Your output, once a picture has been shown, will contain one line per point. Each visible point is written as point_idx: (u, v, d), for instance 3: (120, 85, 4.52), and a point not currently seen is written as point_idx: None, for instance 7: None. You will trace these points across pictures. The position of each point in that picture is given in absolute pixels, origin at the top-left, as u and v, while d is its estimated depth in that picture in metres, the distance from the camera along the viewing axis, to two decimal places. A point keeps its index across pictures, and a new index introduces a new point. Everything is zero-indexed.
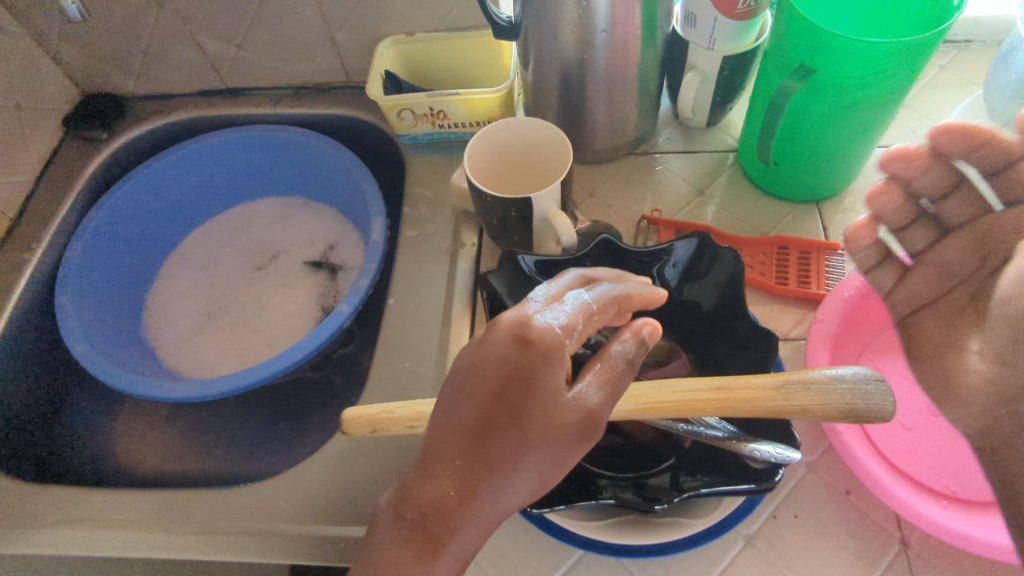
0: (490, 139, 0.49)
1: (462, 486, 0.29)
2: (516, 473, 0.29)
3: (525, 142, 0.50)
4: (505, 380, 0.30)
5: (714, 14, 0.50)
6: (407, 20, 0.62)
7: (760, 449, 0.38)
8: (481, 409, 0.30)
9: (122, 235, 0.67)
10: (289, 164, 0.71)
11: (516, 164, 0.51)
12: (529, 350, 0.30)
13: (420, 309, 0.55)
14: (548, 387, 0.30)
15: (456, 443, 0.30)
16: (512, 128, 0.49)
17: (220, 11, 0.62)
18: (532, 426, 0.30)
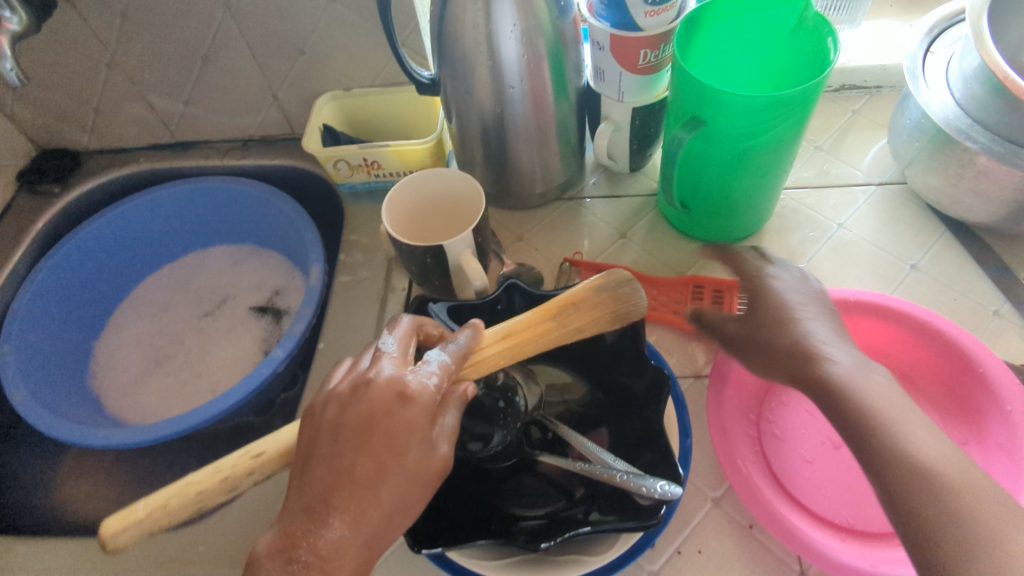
0: (410, 190, 0.52)
1: (352, 524, 0.31)
2: (397, 508, 0.32)
3: (443, 192, 0.52)
4: (384, 424, 0.33)
5: (618, 69, 0.53)
6: (344, 77, 0.65)
7: (646, 484, 0.38)
8: (367, 453, 0.33)
9: (71, 285, 0.69)
10: (237, 214, 0.74)
11: (437, 213, 0.54)
12: (407, 403, 0.34)
13: (350, 352, 0.57)
14: (422, 429, 0.34)
15: (342, 483, 0.32)
16: (429, 180, 0.52)
17: (167, 71, 0.65)
18: (410, 478, 0.33)
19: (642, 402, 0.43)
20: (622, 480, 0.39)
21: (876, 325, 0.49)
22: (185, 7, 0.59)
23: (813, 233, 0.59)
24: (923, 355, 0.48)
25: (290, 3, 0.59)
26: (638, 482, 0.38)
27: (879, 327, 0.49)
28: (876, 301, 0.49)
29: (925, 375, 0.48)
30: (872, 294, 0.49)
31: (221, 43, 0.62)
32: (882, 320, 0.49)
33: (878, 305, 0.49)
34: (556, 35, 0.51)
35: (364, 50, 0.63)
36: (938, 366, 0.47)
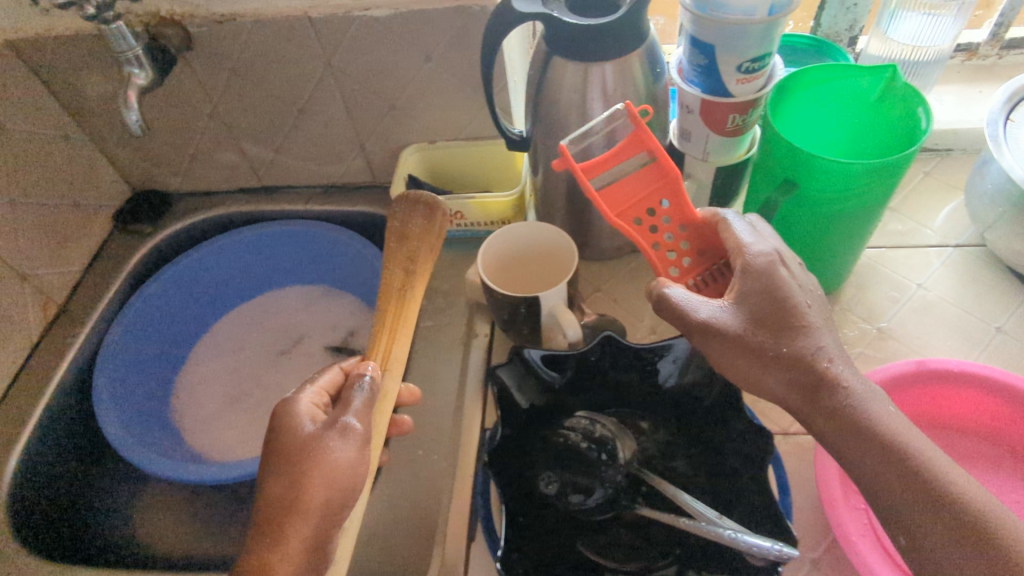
0: (502, 242, 0.54)
1: (270, 523, 0.39)
2: (306, 494, 0.40)
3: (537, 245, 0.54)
4: (274, 445, 0.42)
5: (705, 131, 0.55)
6: (430, 131, 0.68)
7: (754, 542, 0.38)
8: (268, 472, 0.41)
9: (157, 321, 0.71)
10: (316, 257, 0.76)
11: (530, 262, 0.56)
12: (280, 419, 0.43)
13: (434, 399, 0.58)
14: (305, 422, 0.42)
15: (263, 501, 0.40)
16: (526, 233, 0.54)
17: (263, 121, 0.68)
18: (305, 464, 0.40)
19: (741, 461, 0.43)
20: (733, 540, 0.39)
21: (983, 397, 0.49)
22: (289, 64, 0.62)
23: (893, 292, 0.60)
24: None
25: (387, 62, 0.62)
26: (748, 541, 0.38)
27: (986, 399, 0.49)
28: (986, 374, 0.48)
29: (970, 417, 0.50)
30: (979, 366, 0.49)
31: (317, 96, 0.65)
32: (987, 393, 0.49)
33: (989, 380, 0.48)
34: (648, 98, 0.54)
35: (452, 106, 0.65)
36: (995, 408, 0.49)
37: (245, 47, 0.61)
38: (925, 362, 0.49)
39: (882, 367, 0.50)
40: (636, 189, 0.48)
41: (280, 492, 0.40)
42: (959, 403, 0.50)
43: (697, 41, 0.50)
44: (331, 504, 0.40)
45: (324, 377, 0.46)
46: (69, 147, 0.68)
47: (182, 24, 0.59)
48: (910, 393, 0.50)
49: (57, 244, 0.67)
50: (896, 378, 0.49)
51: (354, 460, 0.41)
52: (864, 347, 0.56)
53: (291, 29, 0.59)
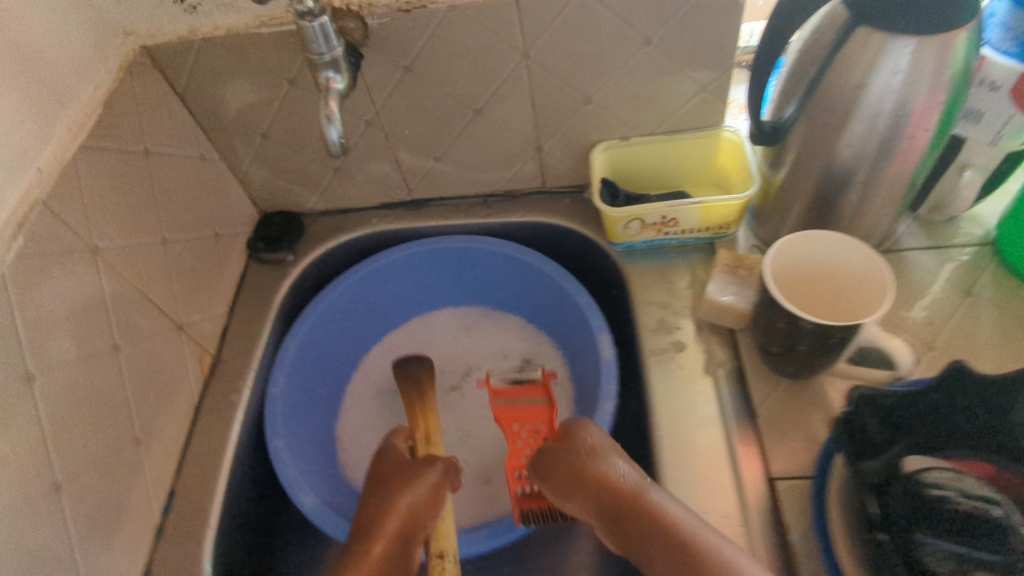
0: (846, 251, 0.45)
1: (371, 530, 0.46)
2: (396, 508, 0.47)
3: (826, 265, 0.46)
4: (371, 479, 0.51)
5: (1009, 111, 0.46)
6: (624, 126, 0.59)
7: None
8: (365, 494, 0.49)
9: (316, 364, 0.63)
10: (478, 277, 0.68)
11: (812, 284, 0.48)
12: (378, 465, 0.52)
13: (687, 442, 0.51)
14: (392, 457, 0.52)
15: (372, 515, 0.47)
16: (816, 245, 0.46)
17: (430, 127, 0.59)
18: (406, 470, 0.50)
19: None
20: None
21: None
22: (478, 57, 0.53)
23: None
24: None
25: (596, 47, 0.52)
26: None
27: None
28: None
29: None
30: None
31: (501, 94, 0.56)
32: None
33: None
34: (965, 72, 0.44)
35: (659, 95, 0.56)
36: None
37: (429, 40, 0.51)
38: None
39: None
40: (529, 415, 0.58)
41: (378, 502, 0.48)
42: None
43: None
44: (411, 527, 0.46)
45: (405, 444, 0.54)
46: (205, 169, 0.58)
47: (360, 15, 0.49)
48: None
49: (204, 285, 0.58)
50: None
51: (430, 498, 0.48)
52: None
53: (491, 16, 0.49)
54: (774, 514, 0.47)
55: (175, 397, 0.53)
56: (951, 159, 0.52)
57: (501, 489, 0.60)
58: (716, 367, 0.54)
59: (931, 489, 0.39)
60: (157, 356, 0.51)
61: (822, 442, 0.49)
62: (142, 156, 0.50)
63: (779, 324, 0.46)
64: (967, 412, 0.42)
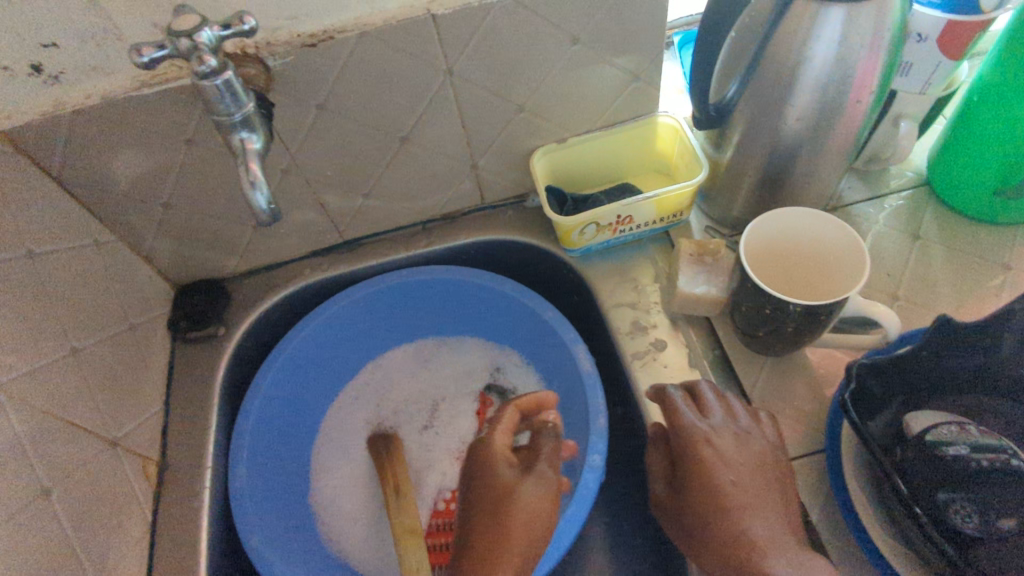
0: (823, 230, 0.44)
1: (491, 535, 0.42)
2: (513, 513, 0.42)
3: (787, 238, 0.46)
4: (483, 489, 0.44)
5: (939, 59, 0.47)
6: (559, 128, 0.56)
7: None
8: (479, 507, 0.43)
9: (274, 440, 0.57)
10: (430, 307, 0.63)
11: (771, 260, 0.47)
12: (483, 470, 0.45)
13: None
14: (501, 469, 0.44)
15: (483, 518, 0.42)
16: (778, 222, 0.45)
17: (354, 164, 0.54)
18: (528, 486, 0.43)
19: None
20: None
21: None
22: (398, 83, 0.48)
23: None
24: None
25: (525, 54, 0.49)
26: None
27: None
28: None
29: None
30: None
31: (428, 117, 0.52)
32: None
33: None
34: (901, 25, 0.43)
35: (590, 91, 0.54)
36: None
37: (342, 73, 0.46)
38: None
39: None
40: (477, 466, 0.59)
41: (484, 499, 0.43)
42: None
43: None
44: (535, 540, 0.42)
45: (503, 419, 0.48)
46: (104, 255, 0.50)
47: (260, 58, 0.43)
48: None
49: (130, 386, 0.50)
50: None
51: (549, 507, 0.43)
52: None
53: (408, 37, 0.45)
54: None
55: (127, 523, 0.46)
56: (885, 111, 0.52)
57: None
58: (702, 359, 0.52)
59: (942, 443, 0.39)
60: (95, 482, 0.44)
61: (821, 413, 0.48)
62: (28, 260, 0.42)
63: (767, 311, 0.44)
64: (957, 357, 0.42)
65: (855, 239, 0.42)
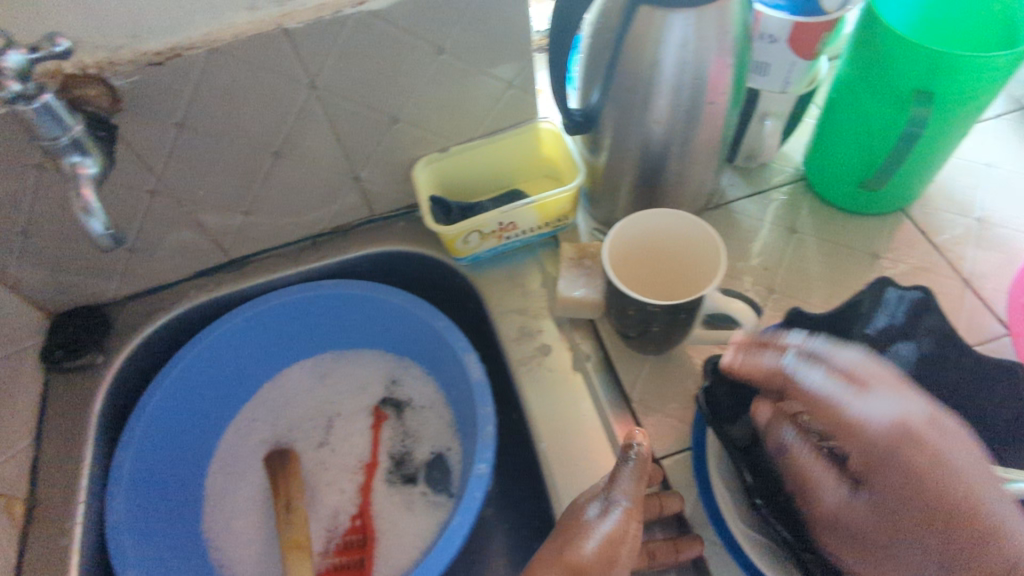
0: (674, 225, 0.45)
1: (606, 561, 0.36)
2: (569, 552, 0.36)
3: (646, 241, 0.47)
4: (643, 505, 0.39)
5: (792, 60, 0.48)
6: (439, 137, 0.56)
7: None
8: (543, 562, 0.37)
9: (158, 469, 0.55)
10: (323, 323, 0.62)
11: (637, 265, 0.48)
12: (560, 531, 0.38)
13: (574, 442, 0.50)
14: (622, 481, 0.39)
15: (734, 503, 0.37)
16: (634, 228, 0.45)
17: (226, 182, 0.52)
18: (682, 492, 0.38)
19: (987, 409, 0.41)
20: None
21: None
22: (259, 99, 0.47)
23: (970, 178, 0.59)
24: None
25: (390, 66, 0.48)
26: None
27: None
28: None
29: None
30: None
31: (298, 132, 0.51)
32: None
33: None
34: (743, 28, 0.44)
35: (464, 99, 0.53)
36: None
37: (197, 90, 0.45)
38: None
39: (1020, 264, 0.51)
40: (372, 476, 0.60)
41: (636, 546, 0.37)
42: None
43: None
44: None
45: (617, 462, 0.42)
46: None
47: (104, 77, 0.42)
48: None
49: None
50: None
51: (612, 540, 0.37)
52: (974, 242, 0.56)
53: (261, 52, 0.44)
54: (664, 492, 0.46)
55: None
56: (751, 110, 0.54)
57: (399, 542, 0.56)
58: (585, 361, 0.53)
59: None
60: None
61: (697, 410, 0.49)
62: None
63: (631, 312, 0.45)
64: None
65: (701, 226, 0.43)
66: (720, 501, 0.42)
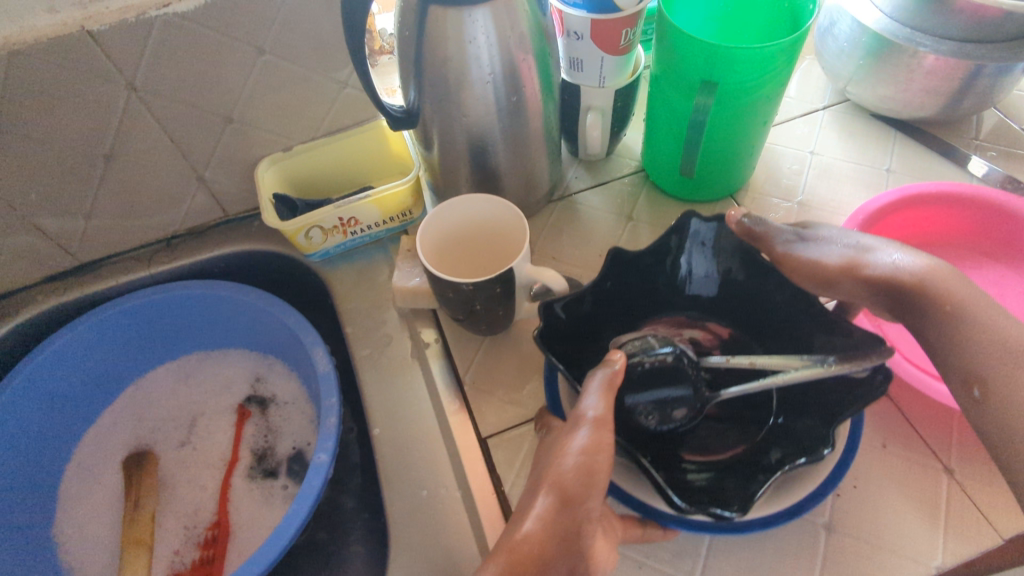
0: (483, 208, 0.49)
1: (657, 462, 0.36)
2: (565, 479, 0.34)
3: (457, 223, 0.50)
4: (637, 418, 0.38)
5: (599, 55, 0.51)
6: (281, 137, 0.57)
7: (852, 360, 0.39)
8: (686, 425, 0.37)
9: (3, 474, 0.55)
10: (183, 322, 0.63)
11: (450, 247, 0.51)
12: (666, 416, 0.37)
13: (409, 426, 0.51)
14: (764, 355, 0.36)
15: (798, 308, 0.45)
16: (449, 213, 0.49)
17: (59, 184, 0.53)
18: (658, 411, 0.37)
19: (777, 309, 0.47)
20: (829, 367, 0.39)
21: (918, 209, 0.55)
22: (78, 100, 0.48)
23: (794, 166, 0.63)
24: (957, 219, 0.55)
25: (212, 68, 0.50)
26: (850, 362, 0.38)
27: (920, 211, 0.55)
28: (909, 192, 0.54)
29: (947, 232, 0.56)
30: (903, 188, 0.54)
31: (128, 133, 0.52)
32: (916, 206, 0.54)
33: (916, 195, 0.54)
34: (539, 26, 0.47)
35: (299, 98, 0.55)
36: (955, 217, 0.55)
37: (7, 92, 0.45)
38: (864, 210, 0.53)
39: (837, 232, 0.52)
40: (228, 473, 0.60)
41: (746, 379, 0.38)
42: (905, 225, 0.55)
43: None
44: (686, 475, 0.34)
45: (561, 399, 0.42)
46: None
47: None
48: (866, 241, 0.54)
49: None
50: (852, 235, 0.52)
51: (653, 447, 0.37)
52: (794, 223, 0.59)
53: (67, 53, 0.45)
54: (486, 470, 0.48)
55: None
56: (577, 105, 0.57)
57: (252, 536, 0.57)
58: (424, 350, 0.55)
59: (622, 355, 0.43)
60: None
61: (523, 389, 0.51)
62: None
63: (450, 293, 0.46)
64: (627, 281, 0.48)
65: (508, 208, 0.48)
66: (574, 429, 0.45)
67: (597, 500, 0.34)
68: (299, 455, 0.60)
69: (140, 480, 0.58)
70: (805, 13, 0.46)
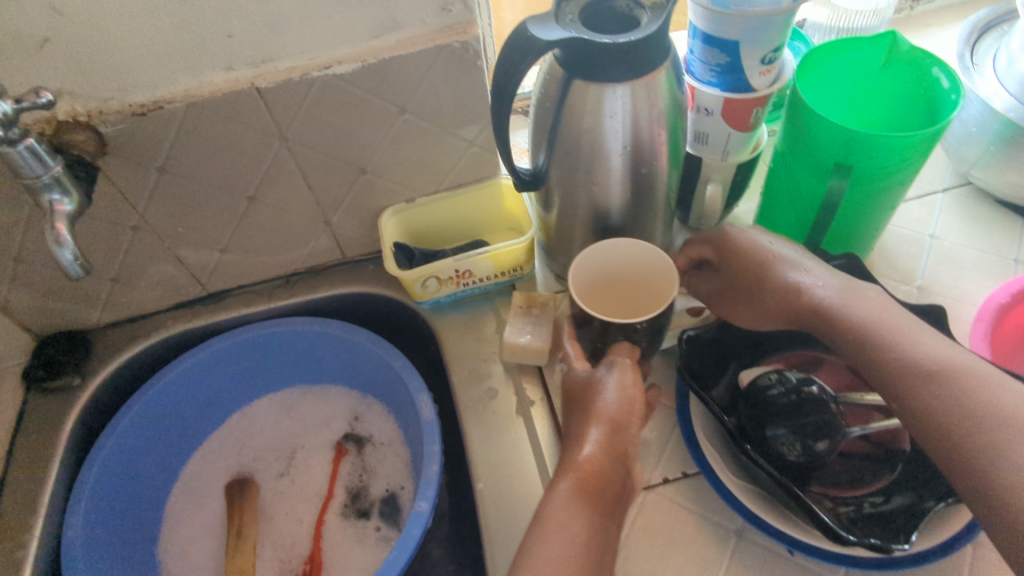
0: (625, 251, 0.50)
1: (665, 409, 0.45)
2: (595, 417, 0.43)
3: (599, 266, 0.51)
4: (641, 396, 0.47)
5: (727, 131, 0.52)
6: (406, 189, 0.60)
7: None
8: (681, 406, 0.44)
9: (120, 490, 0.58)
10: (293, 357, 0.66)
11: (591, 288, 0.52)
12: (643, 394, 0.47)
13: (512, 483, 0.52)
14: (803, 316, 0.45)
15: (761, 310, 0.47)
16: (594, 257, 0.50)
17: (205, 223, 0.57)
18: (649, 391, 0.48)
19: None
20: None
21: None
22: (235, 151, 0.52)
23: (913, 248, 0.62)
24: None
25: (356, 123, 0.53)
26: None
27: None
28: None
29: None
30: None
31: (272, 181, 0.55)
32: None
33: None
34: (674, 102, 0.48)
35: (430, 155, 0.58)
36: None
37: (179, 138, 0.50)
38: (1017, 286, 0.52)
39: (985, 303, 0.52)
40: (320, 510, 0.61)
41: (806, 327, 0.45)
42: None
43: (718, 41, 0.47)
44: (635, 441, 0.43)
45: (571, 349, 0.49)
46: None
47: (92, 125, 0.47)
48: (1014, 315, 0.52)
49: None
50: (1000, 308, 0.51)
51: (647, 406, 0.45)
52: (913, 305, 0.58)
53: (235, 107, 0.49)
54: None
55: None
56: (696, 176, 0.57)
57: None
58: (529, 408, 0.55)
59: (765, 387, 0.46)
60: None
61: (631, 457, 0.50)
62: None
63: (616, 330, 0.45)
64: None
65: (649, 247, 0.49)
66: (712, 461, 0.45)
67: (634, 427, 0.44)
68: (391, 499, 0.61)
69: (241, 507, 0.60)
70: (948, 101, 0.46)
